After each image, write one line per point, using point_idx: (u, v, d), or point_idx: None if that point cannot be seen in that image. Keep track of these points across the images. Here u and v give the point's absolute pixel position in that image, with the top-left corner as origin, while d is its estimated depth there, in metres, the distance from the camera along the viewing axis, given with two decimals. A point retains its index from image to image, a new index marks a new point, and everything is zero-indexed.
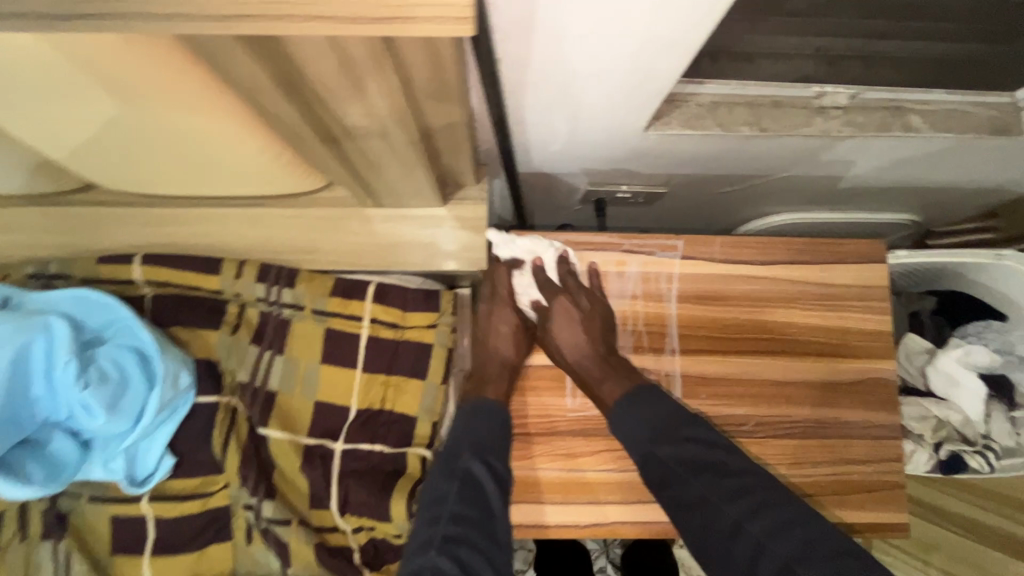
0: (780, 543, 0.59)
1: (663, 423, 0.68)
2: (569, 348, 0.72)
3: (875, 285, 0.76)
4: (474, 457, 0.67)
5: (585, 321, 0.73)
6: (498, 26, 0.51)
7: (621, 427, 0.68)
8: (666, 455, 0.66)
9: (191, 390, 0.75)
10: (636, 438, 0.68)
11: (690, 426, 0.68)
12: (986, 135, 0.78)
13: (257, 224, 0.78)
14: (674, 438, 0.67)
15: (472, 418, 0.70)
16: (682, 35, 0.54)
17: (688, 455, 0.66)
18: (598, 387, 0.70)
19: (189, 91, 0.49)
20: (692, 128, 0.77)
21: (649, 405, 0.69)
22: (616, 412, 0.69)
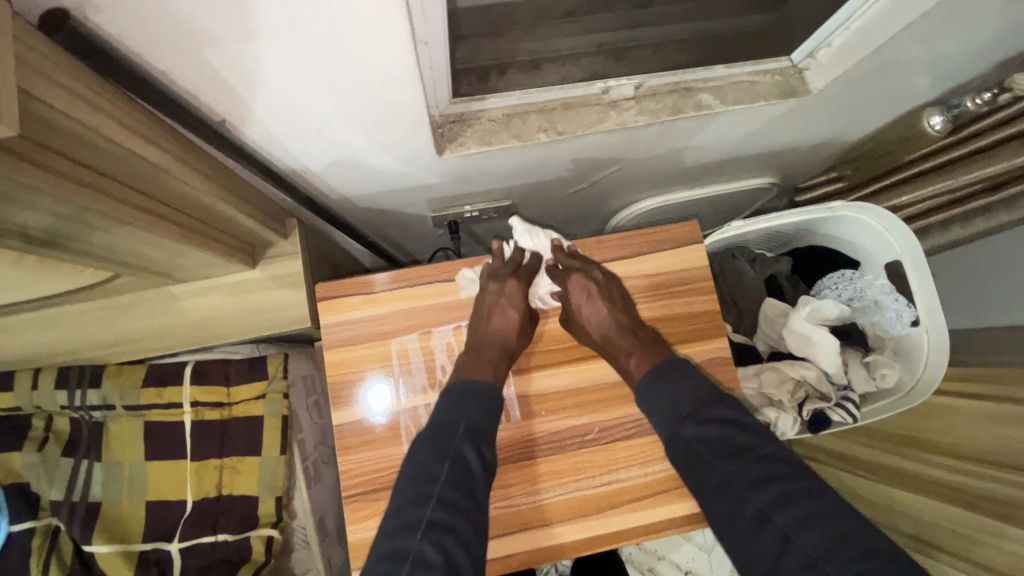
0: (805, 533, 0.55)
1: (688, 401, 0.65)
2: (590, 322, 0.71)
3: (696, 266, 0.75)
4: (465, 439, 0.63)
5: (609, 297, 0.71)
6: (188, 88, 0.49)
7: (645, 402, 0.66)
8: (692, 436, 0.63)
9: (2, 519, 0.70)
10: (660, 417, 0.65)
11: (715, 407, 0.64)
12: (775, 100, 0.79)
13: (50, 328, 0.70)
14: (699, 417, 0.64)
15: (462, 399, 0.65)
16: (395, 69, 0.54)
17: (715, 437, 0.62)
18: (627, 362, 0.69)
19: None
20: (487, 144, 0.75)
21: (673, 385, 0.66)
22: (645, 389, 0.66)
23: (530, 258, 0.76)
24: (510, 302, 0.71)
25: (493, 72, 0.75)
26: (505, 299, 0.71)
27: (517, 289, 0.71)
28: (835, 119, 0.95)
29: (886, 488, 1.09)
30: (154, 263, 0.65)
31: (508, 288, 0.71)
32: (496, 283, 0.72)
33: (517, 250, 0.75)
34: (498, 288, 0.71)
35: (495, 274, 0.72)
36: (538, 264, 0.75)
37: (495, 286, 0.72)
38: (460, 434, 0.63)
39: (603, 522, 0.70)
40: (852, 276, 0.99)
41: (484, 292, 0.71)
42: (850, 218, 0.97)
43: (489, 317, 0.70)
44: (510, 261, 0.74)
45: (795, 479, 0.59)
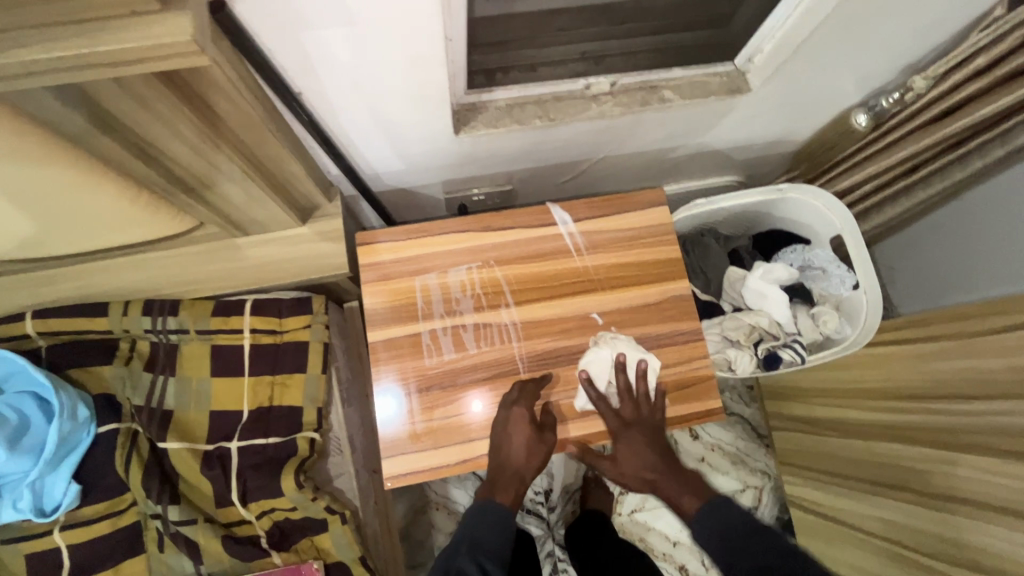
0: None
1: (733, 528, 0.78)
2: (637, 472, 0.83)
3: (663, 223, 0.93)
4: (465, 555, 0.75)
5: (650, 444, 0.83)
6: (286, 66, 0.69)
7: (699, 533, 0.81)
8: (740, 558, 0.75)
9: (91, 423, 0.83)
10: (713, 546, 0.79)
11: (759, 535, 0.77)
12: (723, 97, 0.99)
13: (141, 268, 0.88)
14: (751, 546, 0.76)
15: (476, 524, 0.79)
16: (427, 53, 0.72)
17: (761, 557, 0.74)
18: (675, 496, 0.83)
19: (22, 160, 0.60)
20: (494, 127, 0.95)
21: (718, 524, 0.80)
22: (697, 527, 0.81)
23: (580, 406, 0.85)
24: (528, 439, 0.80)
25: (498, 73, 0.96)
26: (527, 435, 0.80)
27: (536, 430, 0.81)
28: (781, 117, 1.14)
29: (843, 440, 1.24)
30: (232, 210, 0.83)
31: (528, 426, 0.80)
32: (515, 417, 0.81)
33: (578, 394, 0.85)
34: (518, 425, 0.80)
35: (517, 410, 0.81)
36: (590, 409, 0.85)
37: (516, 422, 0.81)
38: (462, 546, 0.76)
39: (583, 424, 0.85)
40: (803, 250, 1.15)
41: (507, 426, 0.81)
42: (795, 198, 1.15)
43: (511, 451, 0.79)
44: (529, 387, 0.84)
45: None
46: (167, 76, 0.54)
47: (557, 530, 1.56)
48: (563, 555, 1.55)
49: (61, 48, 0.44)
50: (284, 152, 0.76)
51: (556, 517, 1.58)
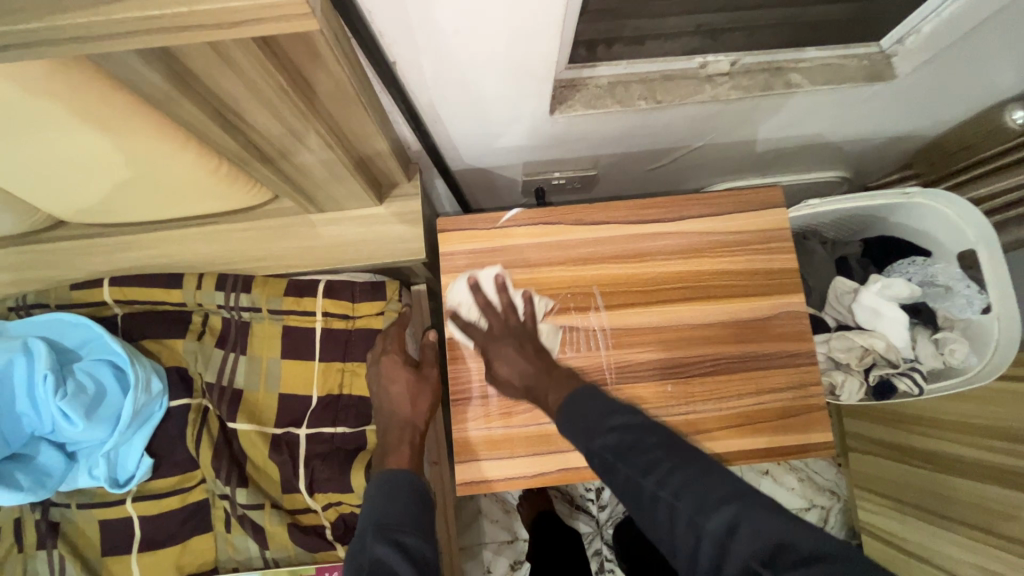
0: (713, 518, 0.55)
1: (590, 416, 0.68)
2: (513, 377, 0.75)
3: (778, 227, 0.82)
4: (377, 538, 0.62)
5: (520, 348, 0.76)
6: (384, 32, 0.61)
7: (567, 428, 0.68)
8: (600, 443, 0.65)
9: (164, 396, 0.82)
10: (576, 435, 0.68)
11: (613, 417, 0.67)
12: (861, 83, 0.86)
13: (213, 240, 0.86)
14: (606, 428, 0.66)
15: (386, 495, 0.68)
16: (540, 21, 0.63)
17: (615, 442, 0.64)
18: (545, 399, 0.72)
19: (103, 115, 0.56)
20: (593, 108, 0.85)
21: (582, 410, 0.69)
22: (561, 421, 0.69)
23: (457, 317, 0.79)
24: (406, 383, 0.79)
25: (601, 45, 0.83)
26: (402, 380, 0.78)
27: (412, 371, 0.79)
28: (918, 109, 0.99)
29: (942, 475, 1.13)
30: (311, 186, 0.79)
31: (400, 369, 0.79)
32: (388, 365, 0.80)
33: (450, 310, 0.80)
34: (392, 373, 0.80)
35: (385, 358, 0.81)
36: (456, 315, 0.80)
37: (392, 369, 0.81)
38: (368, 530, 0.63)
39: None
40: (925, 263, 1.01)
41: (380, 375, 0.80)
42: (924, 206, 1.00)
43: (393, 398, 0.77)
44: (392, 334, 0.84)
45: (694, 463, 0.61)
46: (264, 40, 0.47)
47: (606, 529, 1.52)
48: (611, 555, 1.50)
49: (161, 7, 0.38)
50: (369, 128, 0.69)
51: (606, 515, 1.52)
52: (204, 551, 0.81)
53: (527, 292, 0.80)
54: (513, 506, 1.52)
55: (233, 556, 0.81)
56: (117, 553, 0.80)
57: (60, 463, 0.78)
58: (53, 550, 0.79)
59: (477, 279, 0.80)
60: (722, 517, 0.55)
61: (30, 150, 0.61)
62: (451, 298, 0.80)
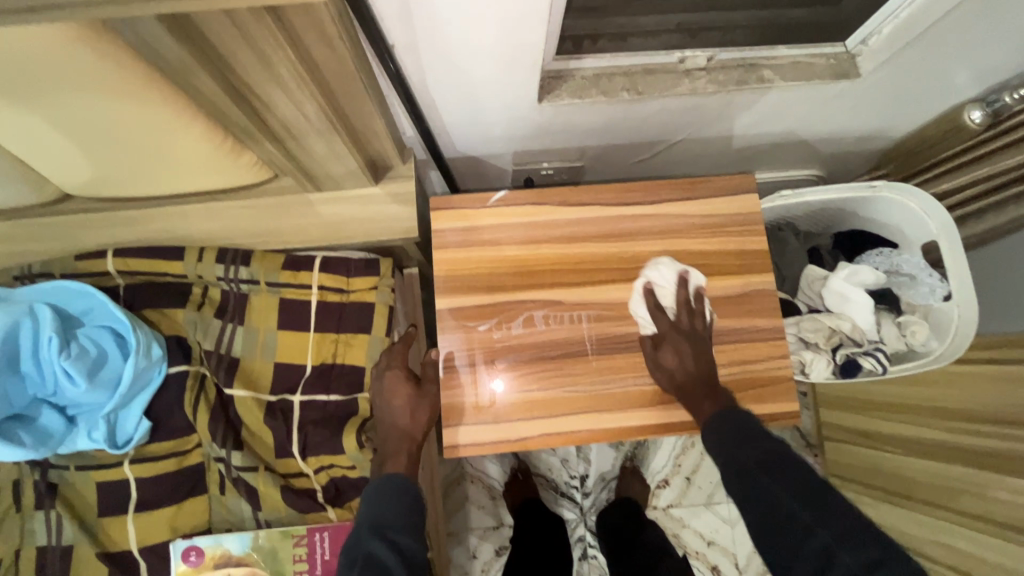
0: (852, 554, 0.61)
1: (745, 431, 0.75)
2: (674, 372, 0.80)
3: (749, 211, 0.88)
4: (371, 534, 0.71)
5: (694, 351, 0.81)
6: (383, 14, 0.66)
7: (711, 429, 0.76)
8: (750, 454, 0.72)
9: (163, 362, 0.85)
10: (721, 444, 0.74)
11: (763, 439, 0.74)
12: (828, 80, 0.92)
13: (215, 216, 0.90)
14: (754, 444, 0.73)
15: (382, 496, 0.75)
16: (529, 11, 0.68)
17: (761, 459, 0.71)
18: (699, 402, 0.78)
19: (122, 82, 0.61)
20: (579, 97, 0.91)
21: (732, 426, 0.75)
22: (706, 425, 0.76)
23: (648, 295, 0.84)
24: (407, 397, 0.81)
25: (587, 40, 0.92)
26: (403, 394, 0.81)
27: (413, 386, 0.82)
28: (884, 108, 1.06)
29: (909, 459, 1.19)
30: (312, 164, 0.83)
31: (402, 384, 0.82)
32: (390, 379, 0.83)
33: (642, 286, 0.85)
34: (395, 387, 0.83)
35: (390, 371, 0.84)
36: (646, 288, 0.85)
37: (395, 384, 0.83)
38: (363, 529, 0.71)
39: (651, 414, 0.82)
40: (890, 253, 1.07)
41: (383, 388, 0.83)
42: (889, 199, 1.05)
43: (393, 411, 0.80)
44: (396, 349, 0.86)
45: (845, 507, 0.66)
46: (274, 13, 0.51)
47: (590, 516, 1.55)
48: (594, 541, 1.53)
49: None
50: (369, 108, 0.74)
51: (589, 503, 1.55)
52: (198, 513, 0.84)
53: (700, 289, 0.85)
54: (499, 492, 1.55)
55: (226, 518, 0.84)
56: (114, 514, 0.83)
57: (61, 424, 0.81)
58: (50, 510, 0.82)
59: (686, 276, 0.85)
60: (862, 559, 0.60)
61: (47, 116, 0.65)
62: (648, 276, 0.85)
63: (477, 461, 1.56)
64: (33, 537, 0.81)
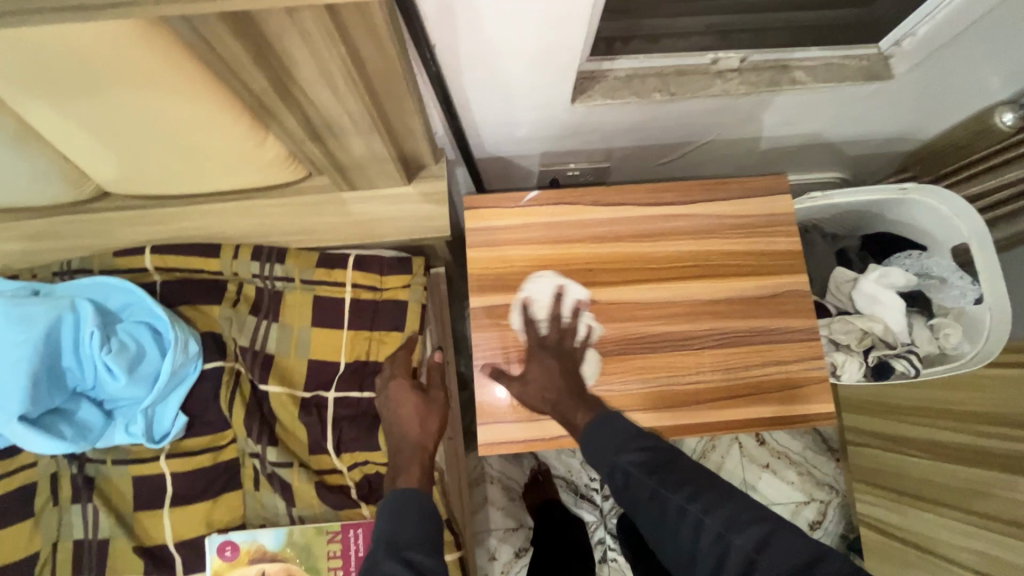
0: (742, 536, 0.63)
1: (620, 435, 0.74)
2: (545, 390, 0.79)
3: (782, 211, 0.88)
4: (387, 554, 0.65)
5: (562, 367, 0.81)
6: (428, 15, 0.66)
7: (590, 445, 0.75)
8: (628, 458, 0.72)
9: (199, 358, 0.86)
10: (606, 455, 0.74)
11: (642, 438, 0.74)
12: (860, 81, 0.92)
13: (250, 214, 0.92)
14: (634, 448, 0.73)
15: (397, 511, 0.70)
16: (570, 11, 0.68)
17: (643, 460, 0.72)
18: (573, 415, 0.78)
19: (174, 78, 0.62)
20: (611, 98, 0.91)
21: (609, 432, 0.75)
22: (586, 440, 0.75)
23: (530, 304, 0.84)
24: (415, 404, 0.82)
25: (618, 42, 0.92)
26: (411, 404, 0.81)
27: (421, 394, 0.83)
28: (913, 109, 1.05)
29: (938, 463, 1.17)
30: (348, 163, 0.84)
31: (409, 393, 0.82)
32: (396, 389, 0.83)
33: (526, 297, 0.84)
34: (401, 398, 0.83)
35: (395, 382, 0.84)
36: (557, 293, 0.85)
37: (401, 395, 0.83)
38: (379, 549, 0.66)
39: (685, 413, 0.81)
40: (919, 256, 1.06)
41: (389, 400, 0.83)
42: (919, 203, 1.04)
43: (402, 420, 0.81)
44: (398, 359, 0.87)
45: (720, 490, 0.68)
46: (329, 11, 0.52)
47: (610, 519, 1.53)
48: (614, 544, 1.52)
49: None
50: (408, 106, 0.74)
51: (610, 505, 1.54)
52: (232, 509, 0.84)
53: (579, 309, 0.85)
54: (519, 493, 1.55)
55: (260, 514, 0.84)
56: (150, 508, 0.84)
57: (99, 418, 0.83)
58: (87, 504, 0.82)
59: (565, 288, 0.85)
60: (751, 536, 0.63)
61: (99, 111, 0.66)
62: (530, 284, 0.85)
63: (497, 462, 1.56)
64: (71, 531, 0.82)
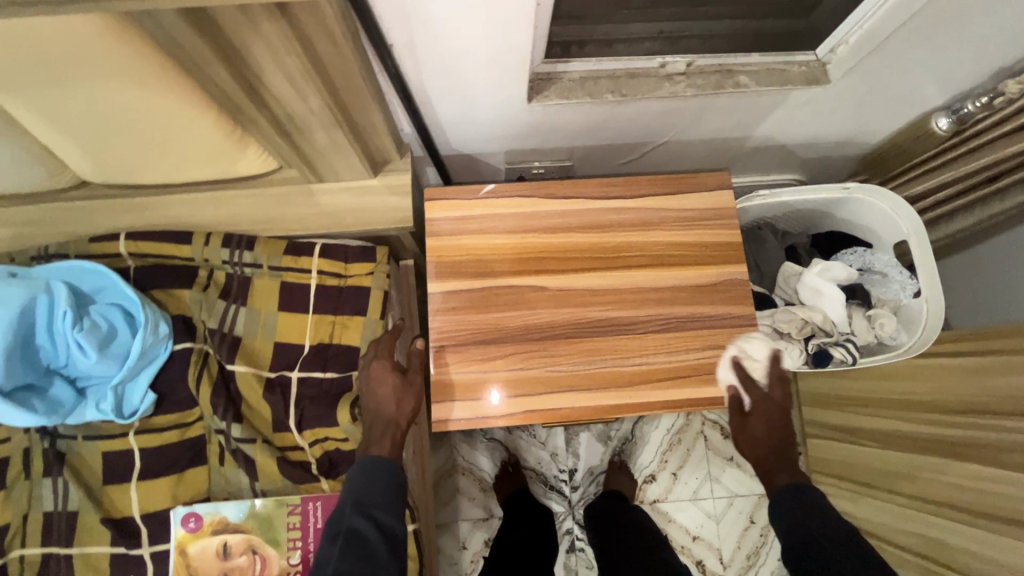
0: None
1: (815, 505, 0.80)
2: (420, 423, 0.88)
3: (724, 206, 0.93)
4: (353, 512, 0.76)
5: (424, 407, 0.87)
6: (382, 16, 0.72)
7: (777, 505, 0.82)
8: (811, 526, 0.78)
9: (169, 340, 0.90)
10: (789, 514, 0.80)
11: (822, 516, 0.79)
12: (799, 86, 0.99)
13: (222, 204, 0.96)
14: (822, 518, 0.79)
15: (362, 477, 0.79)
16: (517, 12, 0.74)
17: (822, 531, 0.77)
18: (773, 473, 0.84)
19: (142, 73, 0.67)
20: (566, 98, 0.97)
21: (801, 502, 0.81)
22: (778, 499, 0.82)
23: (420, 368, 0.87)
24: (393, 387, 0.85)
25: (574, 46, 0.96)
26: (388, 383, 0.84)
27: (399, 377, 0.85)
28: (855, 114, 1.12)
29: (884, 452, 1.22)
30: (314, 156, 0.89)
31: (389, 374, 0.85)
32: (376, 369, 0.86)
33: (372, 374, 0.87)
34: (380, 377, 0.86)
35: (375, 361, 0.86)
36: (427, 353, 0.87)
37: (380, 373, 0.86)
38: (348, 507, 0.77)
39: (628, 392, 0.87)
40: (863, 252, 1.12)
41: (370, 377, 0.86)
42: (863, 200, 1.10)
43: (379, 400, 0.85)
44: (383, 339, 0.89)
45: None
46: (282, 10, 0.57)
47: (578, 510, 1.57)
48: (582, 534, 1.56)
49: None
50: (368, 100, 0.79)
51: (578, 496, 1.58)
52: (198, 483, 0.88)
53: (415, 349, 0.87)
54: (489, 484, 1.59)
55: (224, 488, 0.88)
56: (119, 482, 0.87)
57: (71, 395, 0.87)
58: (58, 477, 0.86)
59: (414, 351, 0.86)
60: None
61: (71, 102, 0.71)
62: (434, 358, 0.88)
63: (468, 454, 1.59)
64: (41, 503, 0.85)
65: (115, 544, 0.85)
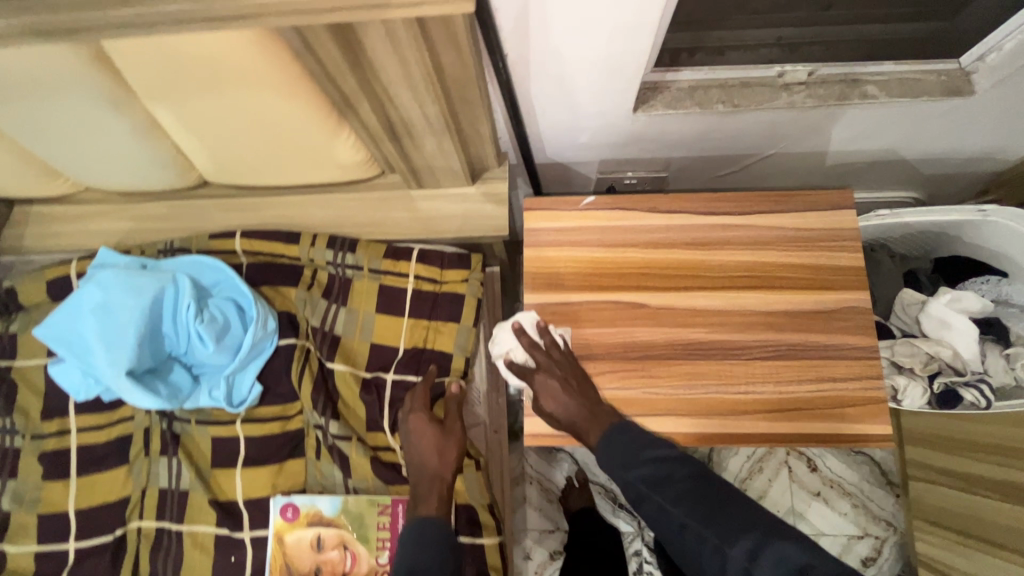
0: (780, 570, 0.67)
1: (630, 452, 0.77)
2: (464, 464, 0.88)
3: (845, 226, 0.86)
4: None
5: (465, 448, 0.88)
6: (503, 28, 0.72)
7: (604, 454, 0.77)
8: (638, 473, 0.76)
9: (275, 335, 0.95)
10: (614, 465, 0.77)
11: (679, 465, 0.77)
12: (938, 96, 0.90)
13: (329, 207, 1.00)
14: (642, 462, 0.76)
15: (413, 544, 0.77)
16: (643, 16, 0.71)
17: (649, 474, 0.76)
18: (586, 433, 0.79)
19: (278, 82, 0.70)
20: (673, 108, 0.93)
21: (622, 444, 0.77)
22: (600, 448, 0.78)
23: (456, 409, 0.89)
24: (434, 439, 0.86)
25: (683, 54, 0.94)
26: (428, 437, 0.86)
27: (438, 427, 0.87)
28: (996, 128, 1.01)
29: (1006, 505, 1.09)
30: (419, 162, 0.91)
31: (427, 427, 0.86)
32: (415, 422, 0.87)
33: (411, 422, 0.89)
34: (420, 430, 0.87)
35: (413, 415, 0.88)
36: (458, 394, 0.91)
37: (420, 425, 0.87)
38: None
39: (731, 420, 0.81)
40: (998, 281, 1.02)
41: (410, 431, 0.88)
42: (1001, 225, 0.98)
43: (421, 452, 0.86)
44: (419, 391, 0.90)
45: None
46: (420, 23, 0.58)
47: (648, 533, 1.51)
48: (651, 557, 1.50)
49: None
50: (480, 111, 0.80)
51: None
52: (295, 475, 0.92)
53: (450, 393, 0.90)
54: (556, 496, 1.56)
55: (319, 482, 0.91)
56: (225, 466, 0.92)
57: (188, 381, 0.93)
58: (172, 457, 0.92)
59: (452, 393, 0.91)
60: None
61: (214, 108, 0.76)
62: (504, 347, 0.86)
63: (538, 463, 1.58)
64: (157, 480, 0.92)
65: (219, 526, 0.90)
